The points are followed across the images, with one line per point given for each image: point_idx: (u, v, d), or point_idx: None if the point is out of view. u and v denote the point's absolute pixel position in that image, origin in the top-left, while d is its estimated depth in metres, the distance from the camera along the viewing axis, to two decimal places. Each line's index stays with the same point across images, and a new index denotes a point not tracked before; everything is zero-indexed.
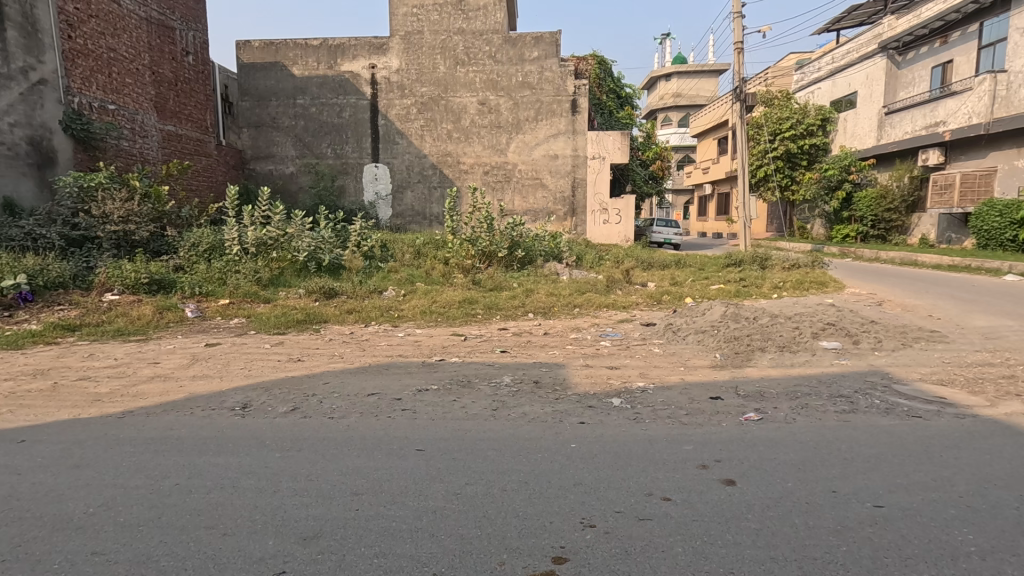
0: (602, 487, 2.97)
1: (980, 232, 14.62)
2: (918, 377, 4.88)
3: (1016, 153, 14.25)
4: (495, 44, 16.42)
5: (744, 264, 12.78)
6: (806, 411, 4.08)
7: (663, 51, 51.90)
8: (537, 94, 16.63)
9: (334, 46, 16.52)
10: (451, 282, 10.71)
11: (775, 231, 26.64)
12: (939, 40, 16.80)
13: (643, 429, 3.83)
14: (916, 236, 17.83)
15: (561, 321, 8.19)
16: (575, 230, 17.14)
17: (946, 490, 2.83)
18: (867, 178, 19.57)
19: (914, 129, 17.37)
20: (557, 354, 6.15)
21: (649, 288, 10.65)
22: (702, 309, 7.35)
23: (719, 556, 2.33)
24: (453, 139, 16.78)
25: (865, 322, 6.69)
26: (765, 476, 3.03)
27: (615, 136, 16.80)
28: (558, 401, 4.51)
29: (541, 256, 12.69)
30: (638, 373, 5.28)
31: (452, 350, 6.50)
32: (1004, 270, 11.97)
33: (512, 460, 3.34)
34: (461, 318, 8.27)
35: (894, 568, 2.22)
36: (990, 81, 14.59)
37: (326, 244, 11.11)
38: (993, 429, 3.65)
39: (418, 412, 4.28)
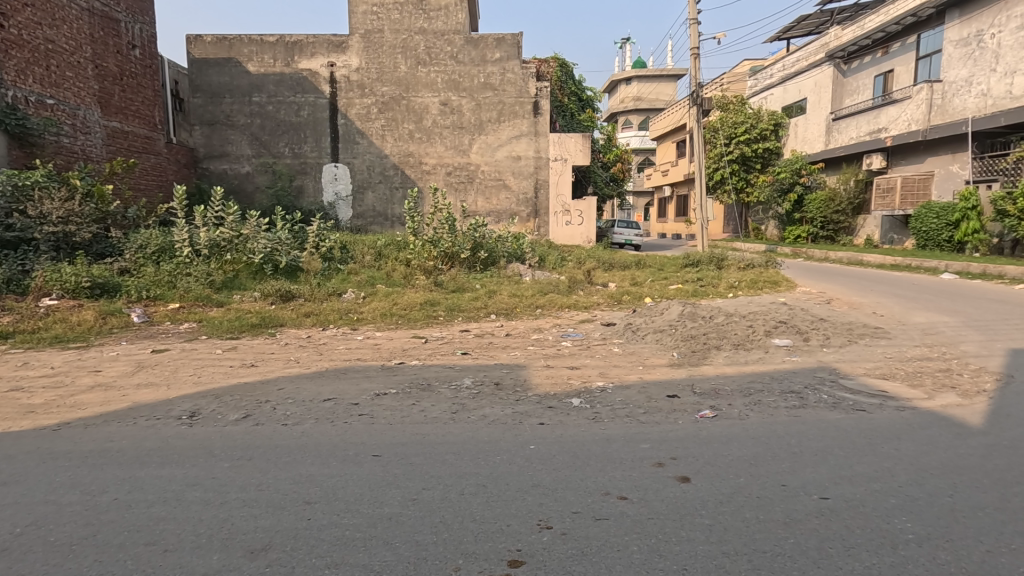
0: (560, 488, 2.97)
1: (920, 232, 15.38)
2: (863, 372, 5.09)
3: (951, 158, 15.02)
4: (457, 44, 16.36)
5: (702, 265, 13.09)
6: (759, 407, 4.19)
7: (623, 56, 52.77)
8: (500, 95, 16.64)
9: (291, 43, 16.12)
10: (413, 283, 10.60)
11: (732, 232, 27.44)
12: (881, 50, 17.65)
13: (601, 428, 3.86)
14: (862, 237, 18.65)
15: (524, 322, 8.23)
16: (538, 231, 17.23)
17: (886, 480, 2.95)
18: (817, 181, 20.37)
19: (859, 135, 18.17)
20: (518, 355, 6.15)
21: (610, 288, 10.82)
22: (660, 309, 7.46)
23: (674, 553, 2.36)
24: (414, 139, 16.60)
25: (815, 319, 6.93)
26: (719, 472, 3.09)
27: (577, 138, 16.98)
28: (519, 402, 4.50)
29: (503, 257, 12.71)
30: (598, 373, 5.33)
31: (413, 352, 6.42)
32: (941, 269, 12.65)
33: (471, 464, 3.30)
34: (422, 320, 8.20)
35: (837, 557, 2.29)
36: (928, 90, 15.39)
37: (283, 246, 10.78)
38: (930, 420, 3.84)
39: (376, 417, 4.20)
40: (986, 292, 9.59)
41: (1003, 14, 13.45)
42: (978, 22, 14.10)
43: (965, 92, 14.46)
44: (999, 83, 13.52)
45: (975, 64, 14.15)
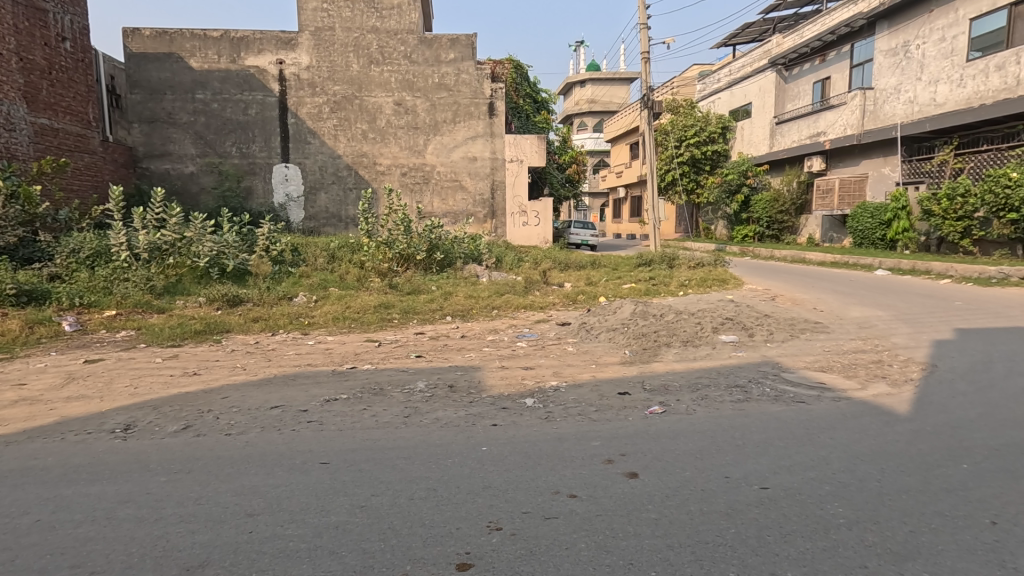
0: (511, 489, 2.97)
1: (856, 231, 16.25)
2: (803, 365, 5.32)
3: (883, 162, 15.90)
4: (411, 44, 16.20)
5: (654, 264, 13.40)
6: (706, 402, 4.32)
7: (577, 60, 53.48)
8: (454, 96, 16.56)
9: (237, 38, 15.57)
10: (367, 286, 10.41)
11: (683, 232, 28.22)
12: (819, 58, 18.58)
13: (553, 428, 3.88)
14: (805, 236, 19.50)
15: (480, 323, 8.22)
16: (495, 232, 17.24)
17: (822, 468, 3.09)
18: (762, 182, 21.21)
19: (800, 138, 18.99)
20: (474, 357, 6.13)
21: (566, 288, 10.93)
22: (613, 308, 7.60)
23: (621, 548, 2.40)
24: (368, 140, 16.30)
25: (760, 316, 7.21)
26: (666, 468, 3.16)
27: (532, 140, 17.12)
28: (472, 404, 4.49)
29: (459, 258, 12.66)
30: (552, 373, 5.37)
31: (365, 356, 6.31)
32: (875, 266, 13.39)
33: (422, 467, 3.27)
34: (376, 323, 8.07)
35: (775, 545, 2.38)
36: (861, 97, 16.27)
37: (230, 249, 10.40)
38: (863, 410, 4.05)
39: (325, 424, 4.09)
40: (915, 287, 10.20)
41: (927, 27, 14.35)
42: (905, 33, 15.00)
43: (894, 99, 15.35)
44: (924, 90, 14.41)
45: (903, 73, 15.06)
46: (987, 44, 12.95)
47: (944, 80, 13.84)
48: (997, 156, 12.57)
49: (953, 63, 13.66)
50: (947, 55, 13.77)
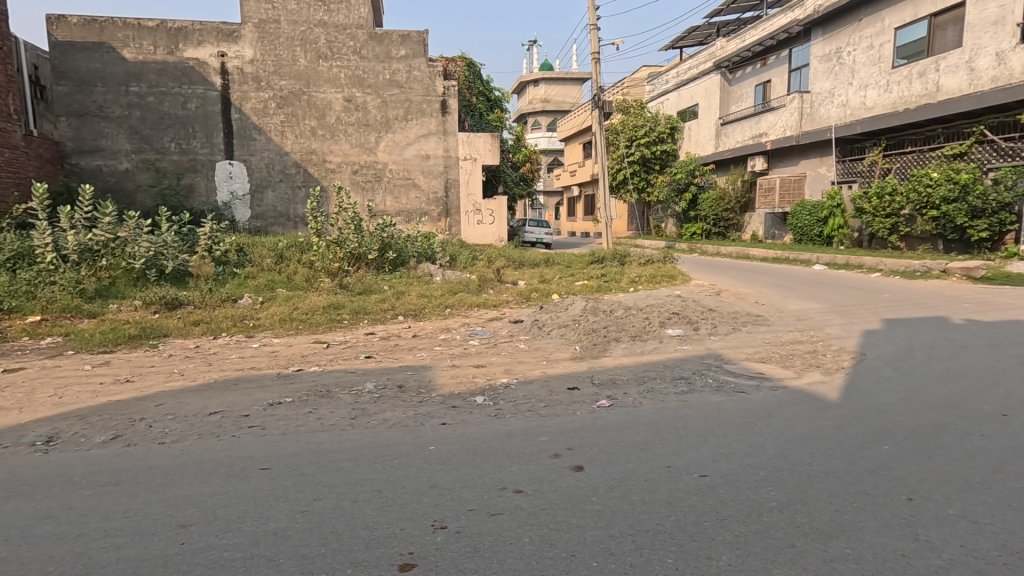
0: (457, 487, 2.95)
1: (795, 229, 17.04)
2: (744, 357, 5.53)
3: (819, 161, 16.66)
4: (361, 39, 15.89)
5: (607, 261, 13.60)
6: (651, 395, 4.43)
7: (530, 59, 53.78)
8: (406, 93, 16.34)
9: (174, 29, 14.85)
10: (316, 286, 10.14)
11: (635, 230, 28.79)
12: (760, 62, 19.35)
13: (502, 425, 3.89)
14: (748, 233, 20.25)
15: (432, 322, 8.15)
16: (450, 231, 17.13)
17: (758, 454, 3.22)
18: (709, 181, 21.92)
19: (743, 139, 19.72)
20: (425, 356, 6.08)
21: (519, 286, 10.96)
22: (565, 305, 7.68)
23: (564, 541, 2.42)
24: (317, 136, 15.86)
25: (705, 310, 7.45)
26: (610, 459, 3.22)
27: (485, 138, 17.10)
28: (422, 403, 4.44)
29: (413, 257, 12.52)
30: (503, 370, 5.38)
31: (313, 358, 6.14)
32: (813, 261, 14.06)
33: (367, 469, 3.21)
34: (325, 324, 7.87)
35: (712, 530, 2.46)
36: (799, 100, 17.03)
37: (169, 249, 9.95)
38: (797, 397, 4.25)
39: (268, 428, 3.96)
40: (849, 281, 10.78)
41: (857, 34, 15.17)
42: (837, 40, 15.81)
43: (828, 102, 16.15)
44: (855, 95, 15.23)
45: (836, 77, 15.86)
46: (910, 53, 13.74)
47: (873, 85, 14.67)
48: (920, 157, 13.40)
49: (881, 70, 14.49)
50: (875, 62, 14.59)
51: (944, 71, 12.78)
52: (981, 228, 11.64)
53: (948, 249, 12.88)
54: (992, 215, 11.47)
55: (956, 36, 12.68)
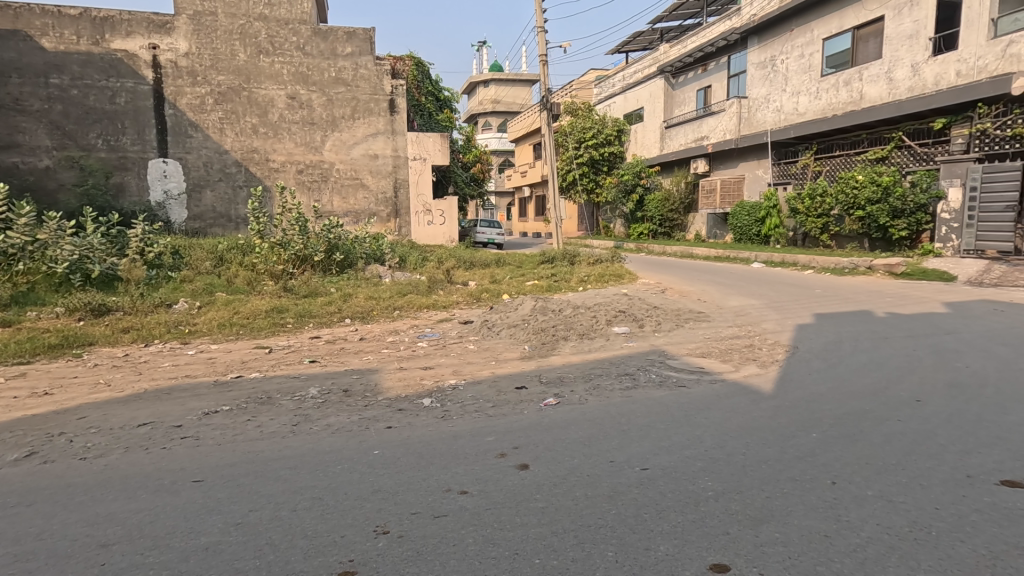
0: (400, 491, 2.91)
1: (736, 228, 17.75)
2: (686, 352, 5.72)
3: (756, 164, 17.41)
4: (304, 35, 15.46)
5: (557, 261, 13.77)
6: (597, 391, 4.51)
7: (479, 60, 53.80)
8: (352, 92, 16.01)
9: (99, 18, 13.96)
10: (258, 290, 9.76)
11: (585, 230, 29.24)
12: (701, 68, 20.05)
13: (449, 426, 3.87)
14: (692, 233, 20.92)
15: (381, 325, 8.01)
16: (399, 232, 16.87)
17: (697, 446, 3.32)
18: (654, 183, 22.52)
19: (686, 142, 20.38)
20: (372, 359, 5.97)
21: (470, 287, 10.94)
22: (515, 305, 7.73)
23: (506, 539, 2.43)
24: (259, 135, 15.30)
25: (650, 307, 7.66)
26: (555, 457, 3.25)
27: (435, 138, 16.96)
28: (367, 408, 4.34)
29: (361, 259, 12.27)
30: (452, 371, 5.36)
31: (253, 364, 5.90)
32: (752, 259, 14.68)
33: (308, 477, 3.11)
34: (268, 328, 7.60)
35: (652, 522, 2.51)
36: (738, 105, 17.76)
37: (96, 252, 9.34)
38: (734, 390, 4.43)
39: (202, 439, 3.77)
40: (784, 278, 11.31)
41: (789, 44, 15.98)
42: (772, 49, 16.61)
43: (765, 108, 16.93)
44: (788, 101, 16.02)
45: (772, 84, 16.64)
46: (837, 62, 14.59)
47: (804, 92, 15.48)
48: (847, 161, 14.23)
49: (811, 78, 15.33)
50: (806, 70, 15.40)
51: (867, 80, 13.63)
52: (901, 228, 12.42)
53: (873, 247, 13.68)
54: (911, 216, 12.27)
55: (877, 47, 13.55)
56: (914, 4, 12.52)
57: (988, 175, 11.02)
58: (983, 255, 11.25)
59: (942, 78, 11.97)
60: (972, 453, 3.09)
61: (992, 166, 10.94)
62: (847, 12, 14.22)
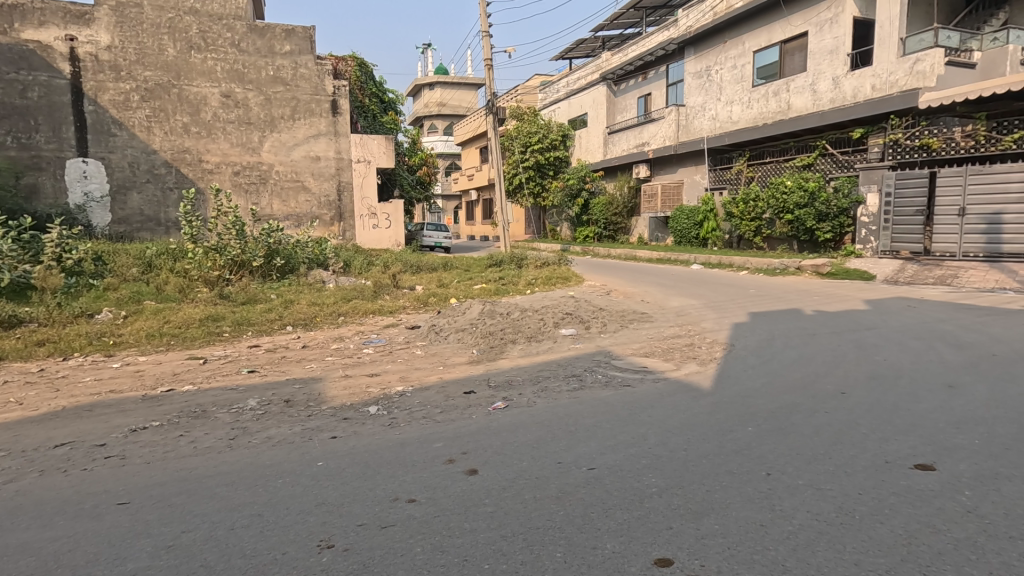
0: (345, 503, 2.83)
1: (676, 231, 18.36)
2: (631, 352, 5.87)
3: (694, 170, 18.09)
4: (239, 31, 14.84)
5: (504, 264, 13.83)
6: (545, 393, 4.56)
7: (424, 62, 53.35)
8: (292, 91, 15.51)
9: (7, 6, 12.87)
10: (192, 297, 9.26)
11: (532, 233, 29.50)
12: (642, 76, 20.68)
13: (396, 433, 3.80)
14: (635, 236, 21.48)
15: (324, 332, 7.77)
16: (343, 236, 16.45)
17: (642, 444, 3.41)
18: (599, 187, 22.99)
19: (628, 148, 20.95)
20: (315, 367, 5.79)
21: (417, 291, 10.81)
22: (462, 309, 7.69)
23: (456, 546, 2.41)
24: (191, 134, 14.55)
25: (596, 309, 7.82)
26: (504, 461, 3.25)
27: (379, 140, 16.65)
28: (311, 418, 4.20)
29: (303, 264, 11.87)
30: (398, 378, 5.27)
31: (186, 376, 5.59)
32: (692, 261, 15.24)
33: (247, 493, 2.98)
34: (202, 338, 7.21)
35: (599, 521, 2.56)
36: (676, 113, 18.43)
37: (5, 259, 8.58)
38: (676, 387, 4.60)
39: (128, 458, 3.53)
40: (722, 279, 11.79)
41: (723, 55, 16.75)
42: (707, 60, 17.36)
43: (701, 116, 17.66)
44: (723, 110, 16.77)
45: (707, 93, 17.38)
46: (767, 74, 15.42)
47: (737, 101, 16.25)
48: (777, 167, 15.04)
49: (743, 88, 16.12)
50: (739, 80, 16.18)
51: (793, 91, 14.46)
52: (826, 231, 13.20)
53: (801, 248, 14.50)
54: (834, 219, 13.06)
55: (802, 61, 14.43)
56: (834, 22, 13.41)
57: (900, 181, 11.93)
58: (898, 255, 12.17)
59: (860, 91, 12.87)
60: (889, 440, 3.33)
61: (904, 173, 11.86)
62: (774, 27, 15.06)
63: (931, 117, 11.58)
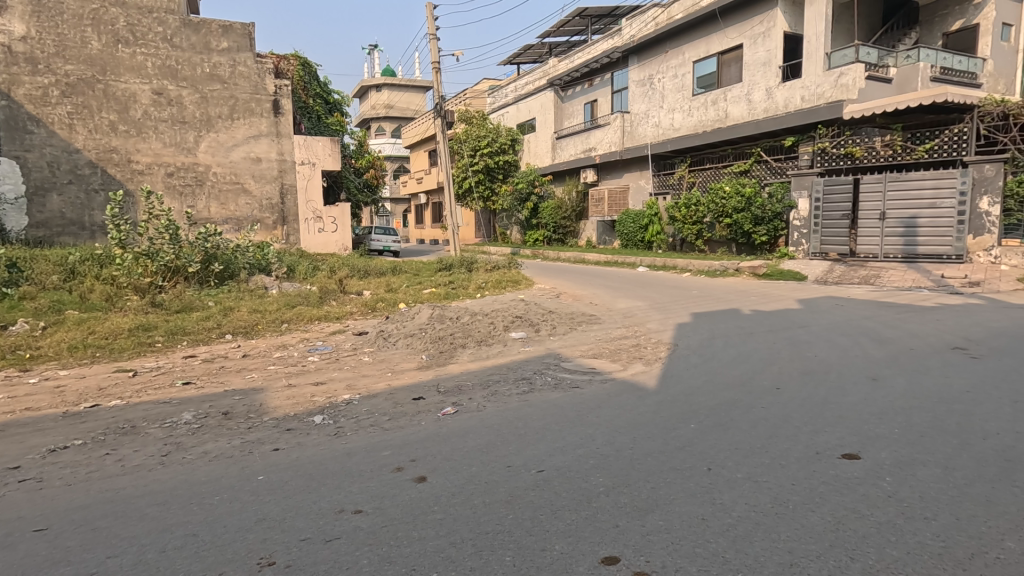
0: (288, 517, 2.73)
1: (622, 235, 18.77)
2: (579, 354, 5.96)
3: (639, 175, 18.58)
4: (171, 25, 14.15)
5: (454, 268, 13.73)
6: (495, 397, 4.55)
7: (370, 64, 52.41)
8: (230, 90, 14.89)
9: None
10: (120, 306, 8.71)
11: (483, 237, 29.48)
12: (588, 83, 21.10)
13: (342, 443, 3.70)
14: (584, 239, 21.82)
15: (266, 340, 7.47)
16: (287, 240, 15.91)
17: (590, 445, 3.45)
18: (547, 191, 23.24)
19: (575, 153, 21.31)
20: (256, 377, 5.55)
21: (364, 296, 10.58)
22: (411, 314, 7.59)
23: (404, 556, 2.36)
24: (118, 133, 13.70)
25: (545, 312, 7.89)
26: (453, 467, 3.22)
27: (324, 142, 16.22)
28: (251, 430, 4.03)
29: (244, 269, 11.39)
30: (345, 386, 5.13)
31: (113, 390, 5.24)
32: (639, 264, 15.63)
33: (181, 512, 2.82)
34: (131, 349, 6.79)
35: (548, 524, 2.56)
36: (621, 119, 18.92)
37: None
38: (622, 388, 4.70)
39: (47, 480, 3.27)
40: (667, 281, 12.15)
41: (664, 64, 17.32)
42: (650, 69, 17.90)
43: (645, 123, 18.19)
44: (665, 117, 17.34)
45: (651, 101, 17.92)
46: (706, 84, 16.06)
47: (679, 109, 16.85)
48: (717, 173, 15.65)
49: (684, 96, 16.72)
50: (680, 89, 16.78)
51: (730, 101, 15.14)
52: (762, 234, 13.83)
53: (740, 251, 15.14)
54: (770, 223, 13.70)
55: (738, 72, 15.12)
56: (766, 36, 14.12)
57: (828, 187, 12.66)
58: (827, 256, 12.86)
59: (790, 102, 13.61)
60: (820, 432, 3.52)
61: (831, 180, 12.59)
62: (712, 39, 15.71)
63: (854, 127, 12.38)
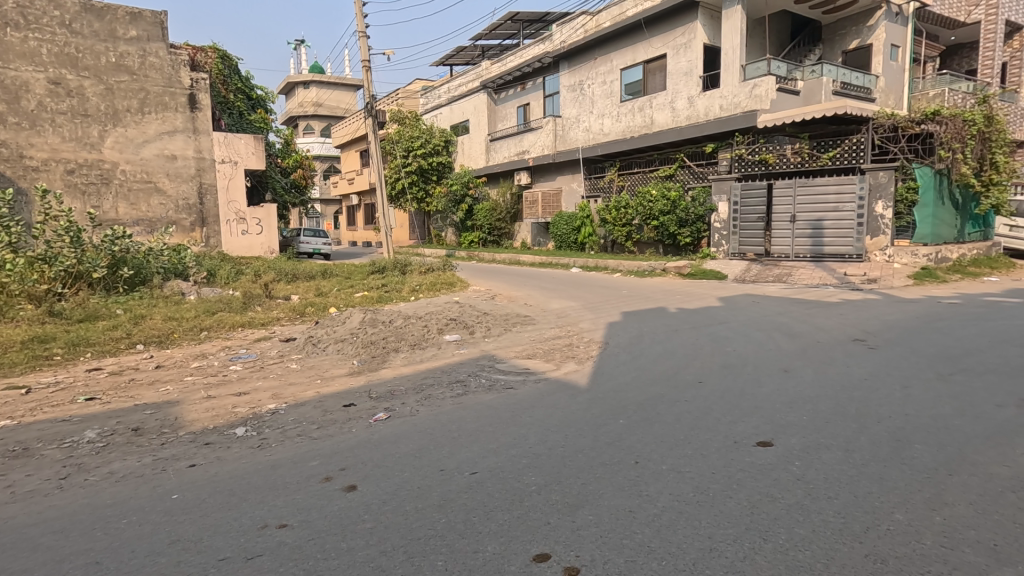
0: (206, 536, 2.58)
1: (556, 237, 19.06)
2: (513, 355, 6.00)
3: (571, 178, 18.98)
4: (70, 10, 13.05)
5: (388, 271, 13.42)
6: (428, 402, 4.49)
7: (297, 59, 50.39)
8: (139, 82, 13.89)
9: None
10: (10, 315, 7.88)
11: (417, 239, 29.07)
12: (520, 86, 21.35)
13: (266, 455, 3.53)
14: (518, 241, 21.89)
15: (183, 350, 7.00)
16: (206, 242, 15.00)
17: (523, 445, 3.49)
18: (482, 193, 23.26)
19: (509, 155, 21.50)
20: (172, 390, 5.19)
21: (292, 301, 10.13)
22: (342, 318, 7.36)
23: (330, 569, 2.29)
24: (7, 125, 12.41)
25: (480, 314, 7.89)
26: (384, 474, 3.15)
27: (246, 140, 15.48)
28: (164, 446, 3.77)
29: (157, 274, 10.63)
30: (270, 395, 4.90)
31: (1, 409, 4.73)
32: (572, 264, 16.03)
33: (83, 539, 2.59)
34: (24, 363, 6.15)
35: (481, 526, 2.56)
36: (553, 123, 19.29)
37: None
38: (555, 387, 4.78)
39: None
40: (599, 282, 12.47)
41: (593, 70, 17.81)
42: (580, 74, 18.34)
43: (576, 127, 18.63)
44: (595, 122, 17.83)
45: (581, 105, 18.37)
46: (633, 91, 16.65)
47: (608, 115, 17.38)
48: (644, 177, 16.23)
49: (612, 103, 17.26)
50: (608, 95, 17.32)
51: (656, 107, 15.79)
52: (687, 235, 14.48)
53: (666, 252, 15.75)
54: (693, 225, 14.37)
55: (662, 81, 15.79)
56: (688, 47, 14.83)
57: (744, 191, 13.43)
58: (745, 256, 13.61)
59: (710, 110, 14.37)
60: (737, 422, 3.74)
61: (748, 184, 13.38)
62: (637, 48, 16.30)
63: (767, 135, 13.24)
